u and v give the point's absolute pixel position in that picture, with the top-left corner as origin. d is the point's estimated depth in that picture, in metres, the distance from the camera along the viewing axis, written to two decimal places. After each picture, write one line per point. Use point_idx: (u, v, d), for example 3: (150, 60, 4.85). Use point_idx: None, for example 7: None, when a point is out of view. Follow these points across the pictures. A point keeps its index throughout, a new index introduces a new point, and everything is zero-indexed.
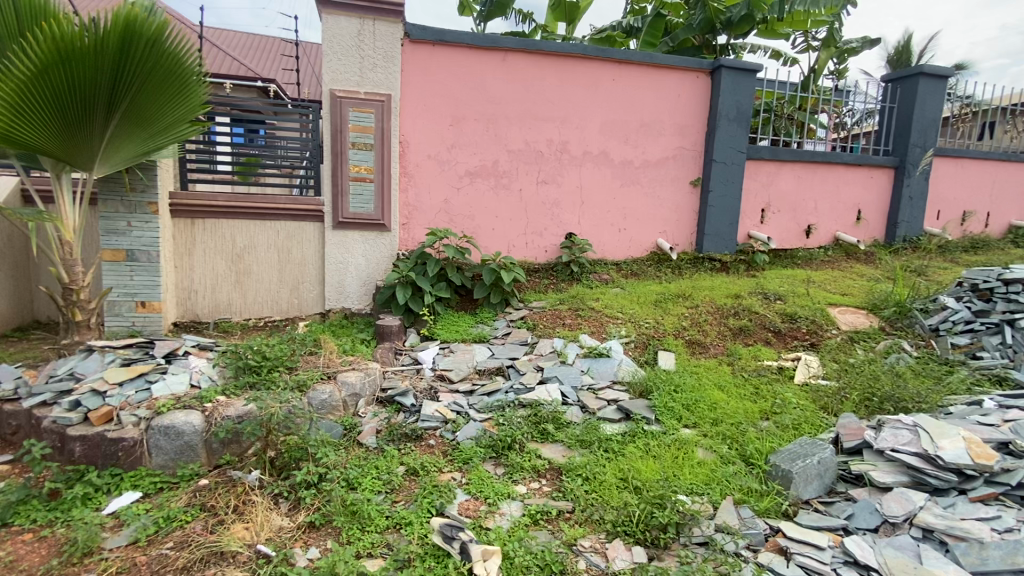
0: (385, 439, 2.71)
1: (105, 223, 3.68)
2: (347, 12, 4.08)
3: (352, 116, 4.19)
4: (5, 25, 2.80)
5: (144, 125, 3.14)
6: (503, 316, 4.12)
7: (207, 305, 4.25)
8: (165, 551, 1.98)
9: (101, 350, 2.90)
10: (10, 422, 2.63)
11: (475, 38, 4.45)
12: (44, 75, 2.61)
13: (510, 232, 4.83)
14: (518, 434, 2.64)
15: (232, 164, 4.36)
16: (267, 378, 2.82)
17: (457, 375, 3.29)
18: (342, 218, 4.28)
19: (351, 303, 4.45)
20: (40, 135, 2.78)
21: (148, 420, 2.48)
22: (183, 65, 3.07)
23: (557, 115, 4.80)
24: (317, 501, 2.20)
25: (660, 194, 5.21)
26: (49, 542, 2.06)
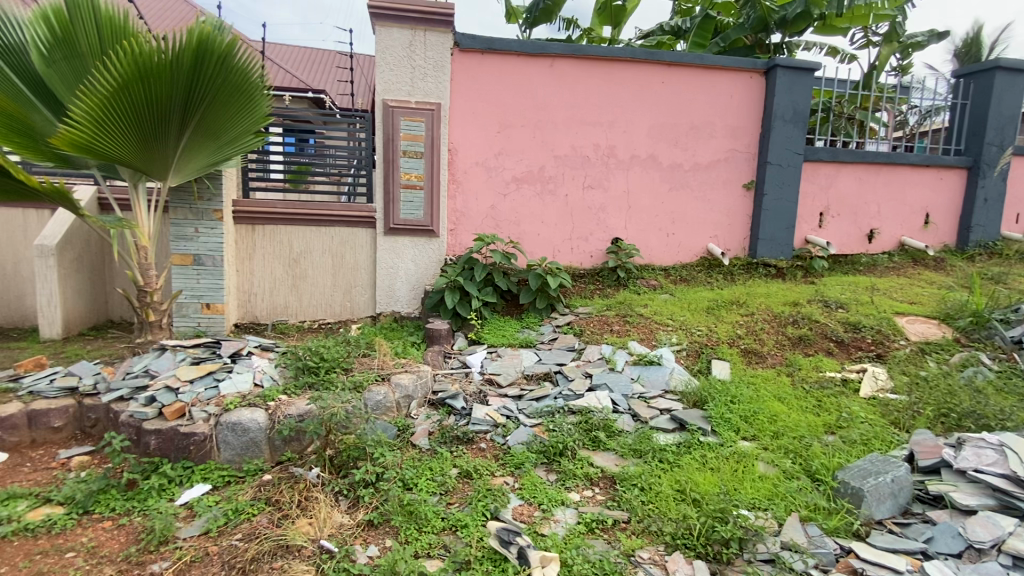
0: (437, 441, 2.74)
1: (175, 229, 3.90)
2: (399, 24, 4.19)
3: (403, 125, 4.28)
4: (89, 46, 3.04)
5: (211, 135, 3.29)
6: (550, 321, 4.11)
7: (266, 307, 4.44)
8: (234, 542, 2.06)
9: (173, 350, 3.08)
10: (91, 415, 2.81)
11: (523, 45, 4.48)
12: (125, 90, 2.73)
13: (556, 237, 4.82)
14: (569, 441, 2.61)
15: (284, 172, 4.58)
16: (325, 379, 2.92)
17: (505, 380, 3.30)
18: (393, 224, 4.38)
19: (401, 307, 4.55)
20: (118, 145, 2.93)
21: (217, 416, 2.59)
22: (248, 78, 3.21)
23: (605, 120, 4.76)
24: (375, 500, 2.25)
25: (711, 198, 5.08)
26: (129, 529, 2.18)
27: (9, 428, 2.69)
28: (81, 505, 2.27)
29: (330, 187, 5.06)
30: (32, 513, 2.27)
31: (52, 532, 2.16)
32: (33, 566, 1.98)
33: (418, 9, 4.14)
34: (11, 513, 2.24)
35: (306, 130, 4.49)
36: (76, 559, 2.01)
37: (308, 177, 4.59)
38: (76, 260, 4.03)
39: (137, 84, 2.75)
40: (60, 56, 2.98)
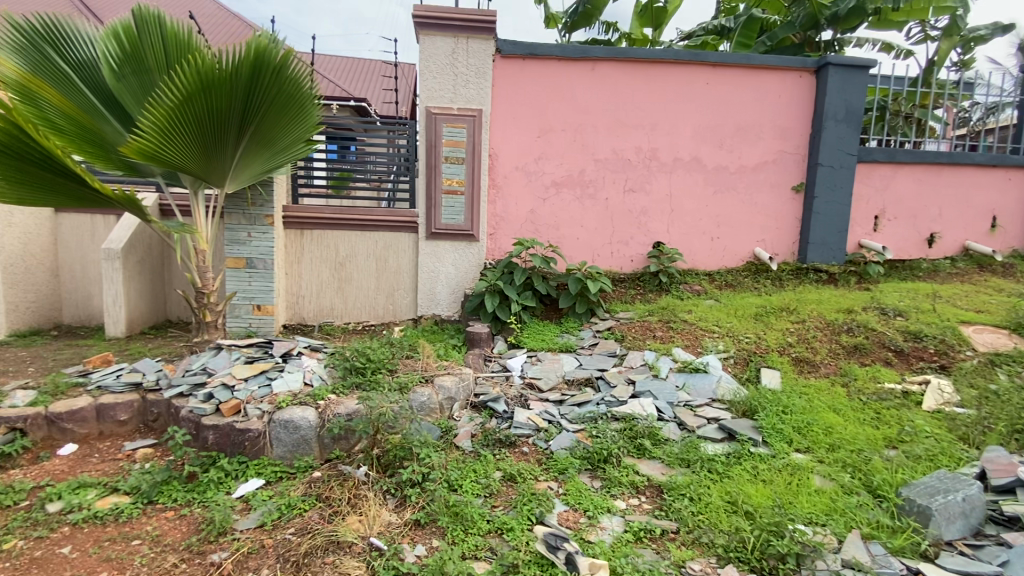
0: (480, 443, 2.75)
1: (230, 234, 4.08)
2: (442, 32, 4.26)
3: (446, 131, 4.35)
4: (156, 60, 3.22)
5: (265, 142, 3.42)
6: (590, 326, 4.07)
7: (312, 308, 4.58)
8: (288, 536, 2.13)
9: (228, 349, 3.21)
10: (153, 410, 2.96)
11: (564, 50, 4.49)
12: (188, 101, 2.86)
13: (596, 241, 4.79)
14: (614, 447, 2.57)
15: (326, 179, 4.75)
16: (372, 379, 2.99)
17: (546, 385, 3.28)
18: (434, 229, 4.45)
19: (441, 310, 4.61)
20: (181, 154, 3.07)
21: (270, 413, 2.68)
22: (301, 87, 3.31)
23: (647, 123, 4.70)
24: (422, 499, 2.28)
25: (757, 201, 4.93)
26: (189, 520, 2.28)
27: (80, 420, 2.85)
28: (145, 495, 2.39)
29: (370, 193, 5.19)
30: (101, 501, 2.40)
31: (119, 520, 2.28)
32: (104, 551, 2.09)
33: (461, 17, 4.20)
34: (83, 500, 2.37)
35: (347, 137, 4.61)
36: (142, 546, 2.12)
37: (349, 184, 4.76)
38: (139, 263, 4.27)
39: (200, 96, 2.88)
40: (129, 71, 3.17)
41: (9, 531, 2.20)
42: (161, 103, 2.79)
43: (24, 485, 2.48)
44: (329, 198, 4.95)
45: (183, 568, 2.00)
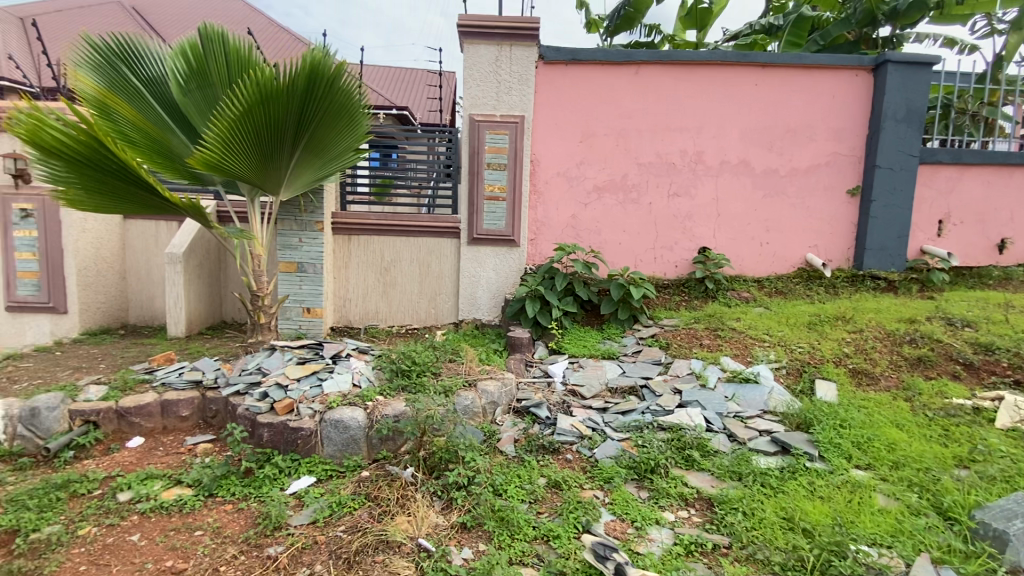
0: (523, 449, 2.75)
1: (282, 239, 4.24)
2: (486, 41, 4.31)
3: (488, 138, 4.39)
4: (220, 76, 3.40)
5: (318, 151, 3.56)
6: (633, 333, 4.01)
7: (358, 311, 4.71)
8: (339, 533, 2.19)
9: (281, 350, 3.35)
10: (212, 407, 3.10)
11: (608, 54, 4.46)
12: (249, 114, 3.00)
13: (639, 246, 4.72)
14: (661, 457, 2.52)
15: (370, 186, 4.86)
16: (418, 382, 3.04)
17: (589, 392, 3.24)
18: (476, 234, 4.50)
19: (482, 314, 4.65)
20: (240, 163, 3.22)
21: (322, 413, 2.77)
22: (351, 97, 3.42)
23: (692, 126, 4.61)
24: (468, 503, 2.30)
25: (809, 205, 4.75)
26: (247, 513, 2.38)
27: (146, 415, 3.02)
28: (206, 488, 2.50)
29: (411, 200, 5.27)
30: (166, 492, 2.53)
31: (182, 511, 2.40)
32: (169, 541, 2.21)
33: (505, 25, 4.24)
34: (150, 491, 2.51)
35: (388, 144, 4.70)
36: (203, 537, 2.22)
37: (391, 190, 4.87)
38: (198, 266, 4.50)
39: (259, 108, 3.02)
40: (195, 86, 3.37)
41: (85, 518, 2.35)
42: (224, 115, 2.94)
43: (97, 475, 2.64)
44: (372, 206, 5.06)
45: (242, 560, 2.08)
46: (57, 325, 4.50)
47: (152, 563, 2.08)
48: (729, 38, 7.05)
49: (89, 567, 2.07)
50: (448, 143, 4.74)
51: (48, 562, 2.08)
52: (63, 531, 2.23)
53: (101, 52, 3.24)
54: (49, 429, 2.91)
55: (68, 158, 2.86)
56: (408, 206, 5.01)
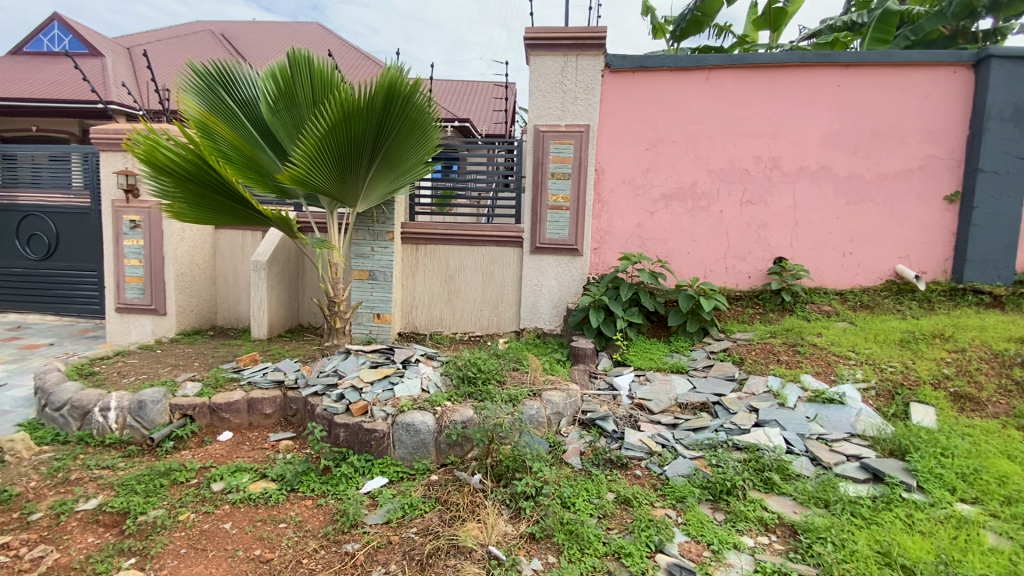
0: (590, 462, 2.71)
1: (356, 248, 4.46)
2: (552, 52, 4.35)
3: (553, 148, 4.41)
4: (306, 96, 3.63)
5: (391, 165, 3.73)
6: (703, 347, 3.87)
7: (424, 318, 4.85)
8: (412, 535, 2.25)
9: (356, 354, 3.51)
10: (292, 406, 3.29)
11: (677, 61, 4.38)
12: (332, 133, 3.19)
13: (708, 256, 4.57)
14: (738, 478, 2.40)
15: (432, 198, 4.97)
16: (484, 389, 3.09)
17: (657, 407, 3.16)
18: (540, 243, 4.51)
19: (544, 323, 4.65)
20: (323, 178, 3.43)
21: (394, 416, 2.88)
22: (424, 113, 3.56)
23: (766, 131, 4.42)
24: (536, 513, 2.30)
25: (899, 213, 4.40)
26: (325, 509, 2.51)
27: (235, 411, 3.25)
28: (289, 483, 2.66)
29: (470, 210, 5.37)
30: (253, 485, 2.71)
31: (268, 504, 2.55)
32: (256, 531, 2.35)
33: (571, 35, 4.26)
34: (239, 482, 2.70)
35: (450, 156, 4.79)
36: (287, 530, 2.35)
37: (452, 202, 4.97)
38: (280, 272, 4.81)
39: (341, 127, 3.20)
40: (283, 107, 3.63)
41: (184, 504, 2.55)
42: (311, 135, 3.15)
43: (194, 465, 2.87)
44: (434, 215, 5.19)
45: (322, 555, 2.19)
46: (157, 325, 4.94)
47: (243, 551, 2.23)
48: (807, 36, 6.70)
49: (189, 550, 2.24)
50: (507, 153, 4.82)
51: (154, 543, 2.28)
52: (166, 515, 2.44)
53: (204, 77, 3.56)
54: (153, 420, 3.19)
55: (176, 176, 3.16)
56: (468, 216, 5.08)
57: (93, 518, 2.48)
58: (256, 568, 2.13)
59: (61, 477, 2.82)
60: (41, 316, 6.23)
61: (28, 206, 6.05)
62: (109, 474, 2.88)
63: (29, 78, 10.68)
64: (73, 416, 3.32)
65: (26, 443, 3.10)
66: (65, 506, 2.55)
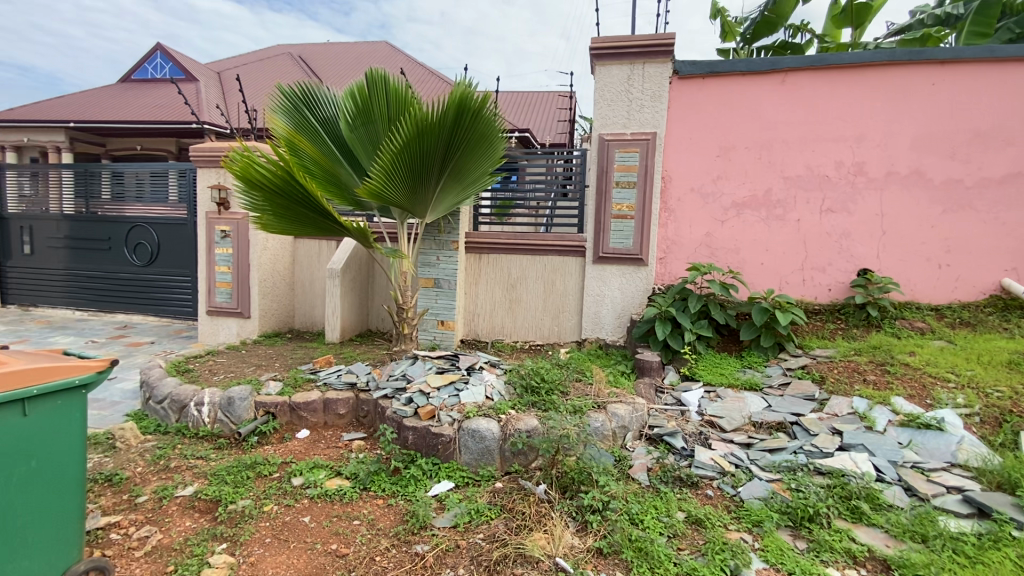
0: (658, 479, 2.64)
1: (423, 257, 4.61)
2: (618, 61, 4.32)
3: (618, 157, 4.36)
4: (381, 113, 3.82)
5: (459, 176, 3.85)
6: (778, 363, 3.69)
7: (485, 326, 4.92)
8: (479, 540, 2.29)
9: (423, 360, 3.63)
10: (364, 408, 3.45)
11: (751, 64, 4.24)
12: (407, 148, 3.34)
13: (784, 267, 4.34)
14: (821, 505, 2.25)
15: (492, 208, 5.04)
16: (548, 399, 3.09)
17: (729, 425, 3.03)
18: (603, 253, 4.47)
19: (607, 334, 4.58)
20: (396, 190, 3.60)
21: (460, 422, 2.94)
22: (492, 126, 3.64)
23: (850, 134, 4.16)
24: (603, 528, 2.27)
25: (1007, 221, 4.00)
26: (396, 510, 2.60)
27: (312, 410, 3.44)
28: (362, 482, 2.78)
29: (527, 220, 5.40)
30: (329, 482, 2.85)
31: (342, 501, 2.68)
32: (332, 526, 2.48)
33: (639, 43, 4.21)
34: (317, 479, 2.85)
35: (509, 166, 4.85)
36: (360, 527, 2.46)
37: (510, 211, 5.02)
38: (352, 279, 5.07)
39: (414, 143, 3.34)
40: (360, 124, 3.84)
41: (268, 496, 2.73)
42: (387, 151, 3.31)
43: (276, 460, 3.07)
44: (494, 225, 5.27)
45: (394, 554, 2.27)
46: (242, 327, 5.33)
47: (320, 544, 2.35)
48: (894, 32, 6.27)
49: (273, 540, 2.39)
50: (567, 163, 4.82)
51: (243, 530, 2.45)
52: (253, 506, 2.62)
53: (290, 98, 3.84)
54: (240, 416, 3.45)
55: (266, 190, 3.41)
56: (526, 226, 5.12)
57: (190, 504, 2.71)
58: (333, 562, 2.24)
59: (162, 465, 3.10)
60: (143, 316, 6.91)
61: (135, 217, 6.74)
62: (203, 464, 3.13)
63: (136, 102, 11.94)
64: (171, 409, 3.65)
65: (133, 432, 3.44)
66: (166, 491, 2.79)
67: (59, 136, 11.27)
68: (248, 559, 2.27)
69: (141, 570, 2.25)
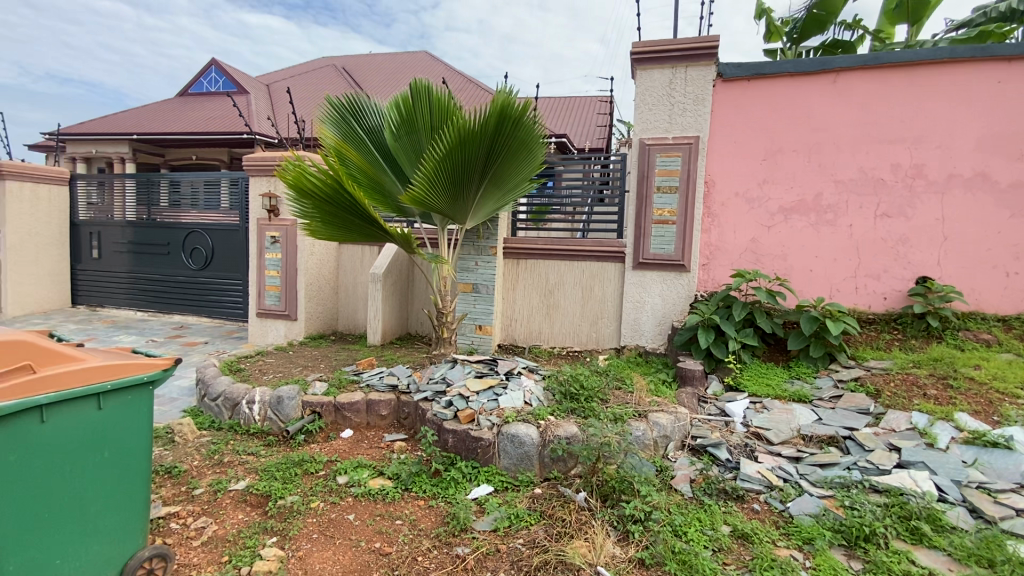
0: (701, 491, 2.58)
1: (462, 262, 4.68)
2: (660, 65, 4.27)
3: (659, 161, 4.31)
4: (425, 122, 3.91)
5: (499, 183, 3.90)
6: (829, 375, 3.55)
7: (523, 331, 4.93)
8: (519, 545, 2.30)
9: (462, 364, 3.68)
10: (405, 410, 3.52)
11: (800, 65, 4.11)
12: (449, 156, 3.41)
13: (835, 273, 4.17)
14: (878, 524, 2.15)
15: (528, 213, 5.06)
16: (587, 406, 3.08)
17: (777, 437, 2.93)
18: (643, 259, 4.41)
19: (646, 341, 4.51)
20: (438, 198, 3.68)
21: (499, 426, 2.96)
22: (532, 133, 3.68)
23: (908, 136, 3.97)
24: (645, 539, 2.24)
25: None
26: (436, 512, 2.63)
27: (355, 411, 3.54)
28: (404, 483, 2.85)
29: (563, 225, 5.39)
30: (372, 481, 2.93)
31: (385, 500, 2.74)
32: (375, 524, 2.54)
33: (681, 47, 4.16)
34: (361, 478, 2.93)
35: (546, 172, 4.86)
36: (403, 527, 2.51)
37: (546, 217, 5.01)
38: (393, 284, 5.19)
39: (456, 151, 3.41)
40: (404, 133, 3.94)
41: (315, 493, 2.83)
42: (431, 159, 3.39)
43: (322, 458, 3.17)
44: (530, 231, 5.27)
45: (435, 555, 2.30)
46: (289, 329, 5.54)
47: (364, 542, 2.41)
48: (955, 27, 5.93)
49: (320, 536, 2.47)
50: (604, 167, 4.79)
51: (291, 525, 2.54)
52: (301, 502, 2.72)
53: (338, 109, 3.99)
54: (288, 414, 3.57)
55: (316, 199, 3.55)
56: (563, 231, 5.12)
57: (242, 498, 2.84)
58: (377, 560, 2.30)
59: (216, 459, 3.26)
60: (198, 317, 7.29)
61: (191, 223, 7.13)
62: (253, 459, 3.27)
63: (192, 115, 12.65)
64: (224, 406, 3.83)
65: (190, 427, 3.64)
66: (220, 484, 2.93)
67: (124, 147, 12.08)
68: (296, 553, 2.36)
69: (198, 559, 2.36)
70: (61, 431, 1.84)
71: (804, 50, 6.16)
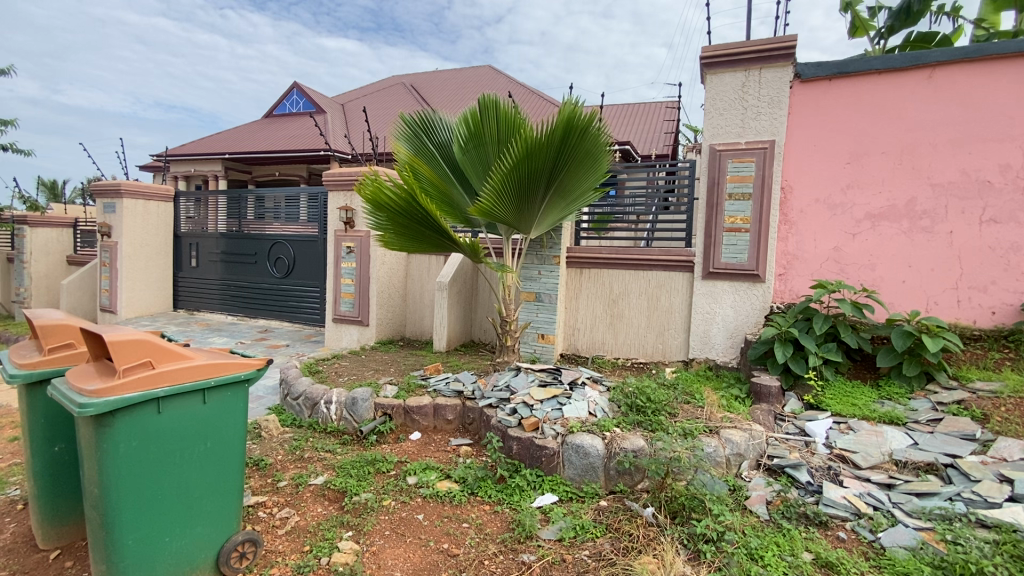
0: (779, 514, 2.44)
1: (526, 272, 4.73)
2: (732, 68, 4.14)
3: (731, 167, 4.14)
4: (492, 136, 4.00)
5: (564, 195, 3.95)
6: (926, 396, 3.27)
7: (586, 341, 4.88)
8: (584, 557, 2.30)
9: (526, 372, 3.74)
10: (470, 415, 3.60)
11: (889, 61, 3.84)
12: (517, 169, 3.49)
13: (932, 285, 3.83)
14: (987, 562, 1.93)
15: (590, 222, 5.02)
16: (655, 420, 3.01)
17: (866, 461, 2.73)
18: (713, 268, 4.25)
19: (717, 354, 4.35)
20: (505, 209, 3.78)
21: (564, 436, 2.96)
22: (597, 143, 3.68)
23: (1019, 133, 3.60)
24: (718, 560, 2.15)
25: None
26: (501, 517, 2.67)
27: (423, 414, 3.67)
28: (470, 487, 2.92)
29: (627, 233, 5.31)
30: (440, 483, 3.02)
31: (452, 502, 2.82)
32: (443, 526, 2.62)
33: (755, 49, 4.02)
34: (429, 479, 3.04)
35: (609, 180, 4.82)
36: (469, 530, 2.57)
37: (609, 225, 4.95)
38: (459, 292, 5.35)
39: (523, 164, 3.48)
40: (472, 146, 4.08)
41: (386, 491, 2.96)
42: (499, 172, 3.49)
43: (393, 458, 3.31)
44: (592, 240, 5.23)
45: (501, 560, 2.34)
46: (362, 334, 5.84)
47: (433, 542, 2.49)
48: None
49: (392, 533, 2.59)
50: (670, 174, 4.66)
51: (366, 521, 2.68)
52: (373, 500, 2.86)
53: (412, 127, 4.20)
54: (362, 415, 3.75)
55: (390, 212, 3.76)
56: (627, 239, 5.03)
57: (321, 491, 3.02)
58: (446, 560, 2.37)
59: (297, 455, 3.49)
60: (280, 321, 7.85)
61: (275, 234, 7.70)
62: (331, 456, 3.48)
63: (276, 135, 13.71)
64: (305, 405, 4.09)
65: (274, 424, 3.93)
66: (302, 479, 3.14)
67: (217, 167, 13.31)
68: (371, 548, 2.48)
69: (284, 546, 2.54)
70: (172, 422, 2.06)
71: (893, 46, 5.72)
